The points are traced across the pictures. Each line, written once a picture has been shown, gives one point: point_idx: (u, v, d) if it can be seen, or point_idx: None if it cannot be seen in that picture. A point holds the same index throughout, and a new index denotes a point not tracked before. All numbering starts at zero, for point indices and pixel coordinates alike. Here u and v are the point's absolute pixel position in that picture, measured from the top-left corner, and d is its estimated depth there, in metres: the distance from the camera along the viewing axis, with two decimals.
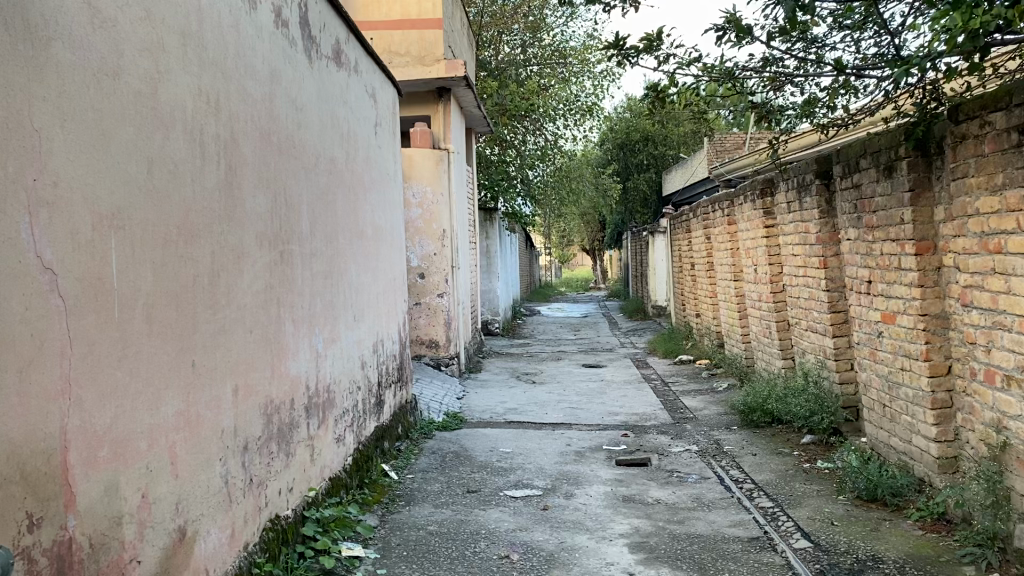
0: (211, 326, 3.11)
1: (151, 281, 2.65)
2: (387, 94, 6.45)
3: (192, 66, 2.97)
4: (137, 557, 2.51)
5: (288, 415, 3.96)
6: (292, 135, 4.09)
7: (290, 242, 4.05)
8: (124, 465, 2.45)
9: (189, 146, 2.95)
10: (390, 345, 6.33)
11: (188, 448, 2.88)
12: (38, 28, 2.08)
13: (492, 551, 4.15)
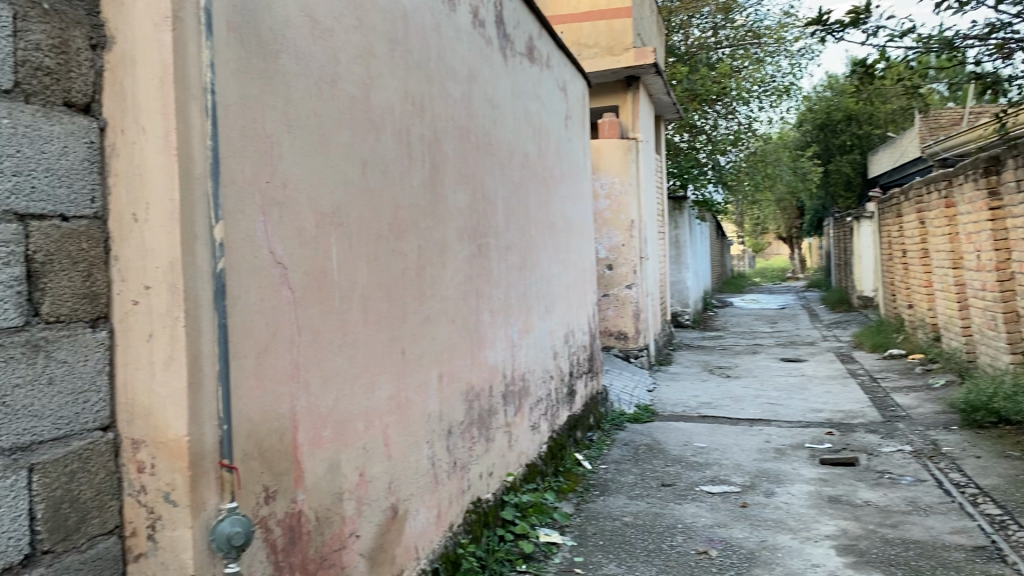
0: (418, 316, 3.27)
1: (365, 274, 2.83)
2: (577, 87, 6.49)
3: (399, 70, 3.13)
4: (356, 532, 2.70)
5: (488, 402, 4.09)
6: (489, 131, 4.22)
7: (488, 236, 4.18)
8: (344, 445, 2.64)
9: (398, 145, 3.11)
10: (582, 336, 6.38)
11: (400, 431, 3.05)
12: (268, 43, 2.27)
13: (690, 546, 4.08)
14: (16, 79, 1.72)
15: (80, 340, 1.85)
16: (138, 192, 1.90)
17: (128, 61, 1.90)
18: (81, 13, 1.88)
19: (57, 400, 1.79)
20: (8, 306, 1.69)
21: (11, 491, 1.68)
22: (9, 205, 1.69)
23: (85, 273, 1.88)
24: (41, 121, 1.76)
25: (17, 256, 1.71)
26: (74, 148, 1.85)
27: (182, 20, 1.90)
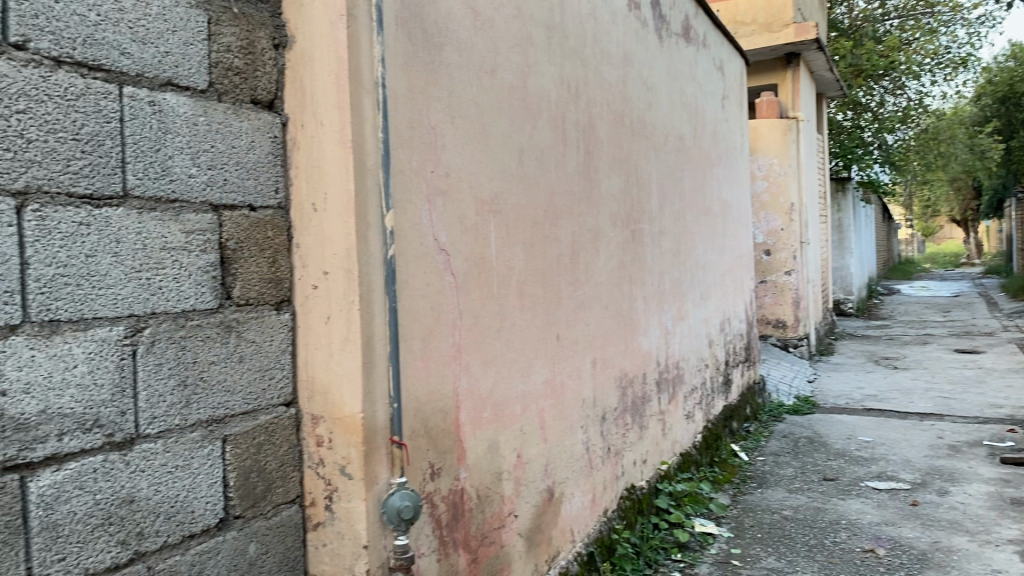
0: (572, 301, 3.29)
1: (522, 259, 2.87)
2: (734, 66, 6.29)
3: (556, 57, 3.15)
4: (515, 512, 2.76)
5: (642, 389, 4.07)
6: (643, 115, 4.17)
7: (641, 221, 4.14)
8: (503, 426, 2.70)
9: (554, 131, 3.13)
10: (738, 324, 6.22)
11: (555, 415, 3.09)
12: (433, 36, 2.34)
13: (855, 544, 3.91)
14: (210, 79, 1.86)
15: (266, 321, 1.99)
16: (318, 183, 2.02)
17: (307, 59, 2.02)
18: (265, 14, 2.01)
19: (247, 376, 1.93)
20: (205, 290, 1.84)
21: (209, 460, 1.83)
22: (205, 196, 1.84)
23: (270, 260, 2.01)
24: (232, 118, 1.90)
25: (213, 243, 1.86)
26: (260, 143, 1.98)
27: (355, 17, 2.00)
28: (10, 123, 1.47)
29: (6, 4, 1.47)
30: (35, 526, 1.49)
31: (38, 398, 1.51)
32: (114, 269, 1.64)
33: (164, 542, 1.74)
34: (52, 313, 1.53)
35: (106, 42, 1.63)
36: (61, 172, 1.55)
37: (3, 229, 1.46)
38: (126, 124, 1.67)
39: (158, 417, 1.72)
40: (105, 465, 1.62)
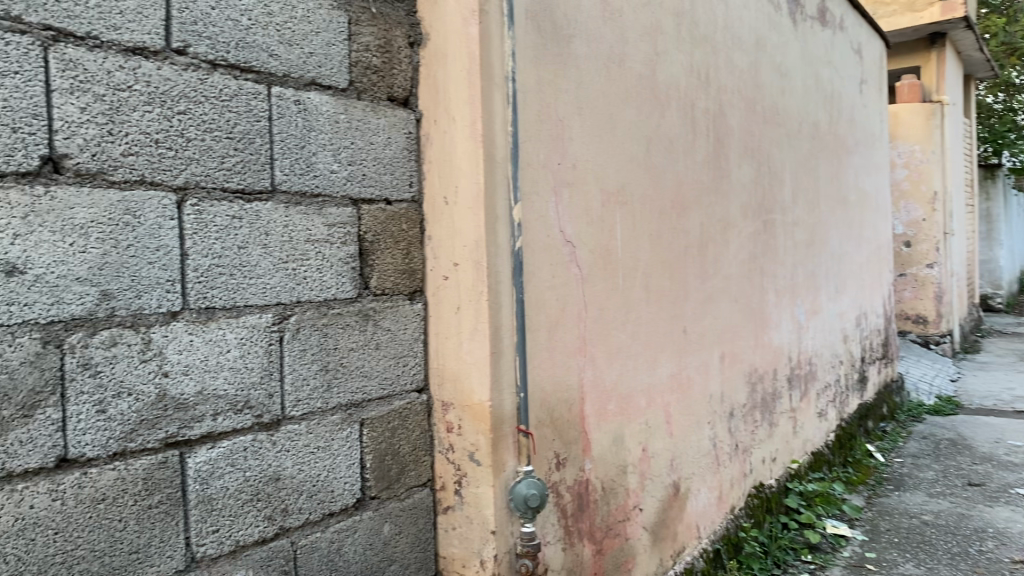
0: (699, 293, 3.24)
1: (649, 251, 2.85)
2: (874, 48, 6.00)
3: (685, 45, 3.10)
4: (640, 505, 2.75)
5: (772, 385, 3.96)
6: (776, 101, 4.04)
7: (774, 212, 4.02)
8: (628, 419, 2.70)
9: (683, 122, 3.09)
10: (875, 319, 5.95)
11: (681, 409, 3.06)
12: (562, 28, 2.35)
13: (1003, 553, 3.67)
14: (350, 78, 1.94)
15: (401, 311, 2.06)
16: (449, 176, 2.07)
17: (440, 56, 2.07)
18: (401, 14, 2.08)
19: (382, 363, 2.01)
20: (345, 280, 1.92)
21: (347, 442, 1.92)
22: (346, 190, 1.92)
23: (404, 251, 2.08)
24: (370, 115, 1.98)
25: (352, 235, 1.94)
26: (396, 139, 2.05)
27: (486, 13, 2.04)
28: (171, 123, 1.58)
29: (169, 12, 1.58)
30: (192, 499, 1.62)
31: (195, 379, 1.62)
32: (263, 260, 1.74)
33: (307, 519, 1.84)
34: (208, 300, 1.64)
35: (257, 45, 1.73)
36: (217, 169, 1.66)
37: (165, 222, 1.57)
38: (275, 122, 1.76)
39: (302, 399, 1.82)
40: (254, 444, 1.73)
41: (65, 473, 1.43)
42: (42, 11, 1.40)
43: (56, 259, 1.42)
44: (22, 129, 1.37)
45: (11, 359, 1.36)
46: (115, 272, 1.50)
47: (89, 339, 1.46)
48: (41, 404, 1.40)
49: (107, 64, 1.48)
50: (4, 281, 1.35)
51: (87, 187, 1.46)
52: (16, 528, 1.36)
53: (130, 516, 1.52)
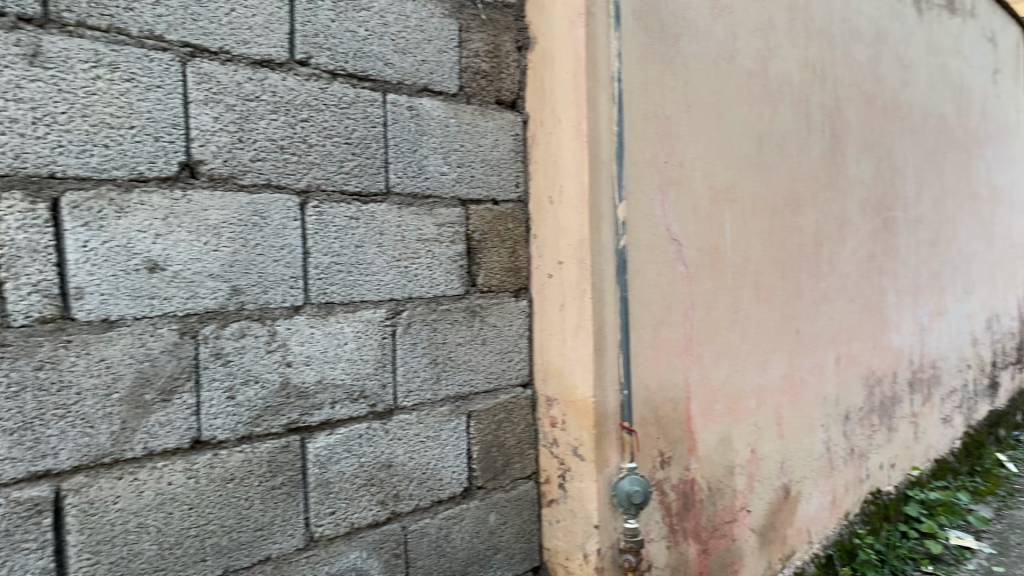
0: (814, 293, 3.16)
1: (760, 250, 2.81)
2: (1009, 35, 5.67)
3: (799, 39, 3.03)
4: (748, 507, 2.72)
5: (891, 388, 3.82)
6: (899, 94, 3.89)
7: (895, 208, 3.88)
8: (736, 419, 2.67)
9: (796, 118, 3.03)
10: (1009, 321, 5.62)
11: (793, 410, 3.00)
12: (670, 27, 2.36)
13: None
14: (460, 83, 2.01)
15: (506, 308, 2.12)
16: (555, 176, 2.11)
17: (547, 59, 2.12)
18: (510, 18, 2.14)
19: (489, 357, 2.08)
20: (453, 277, 2.00)
21: (455, 433, 2.00)
22: (455, 191, 1.99)
23: (511, 250, 2.14)
24: (479, 118, 2.05)
25: (461, 234, 2.01)
26: (503, 141, 2.11)
27: (593, 15, 2.07)
28: (295, 130, 1.69)
29: (293, 26, 1.68)
30: (311, 481, 1.73)
31: (316, 369, 1.73)
32: (378, 258, 1.84)
33: (417, 505, 1.93)
34: (327, 295, 1.75)
35: (372, 55, 1.82)
36: (336, 172, 1.76)
37: (290, 223, 1.68)
38: (389, 127, 1.85)
39: (413, 391, 1.91)
40: (369, 431, 1.83)
41: (199, 453, 1.56)
42: (182, 30, 1.52)
43: (193, 257, 1.55)
44: (163, 138, 1.50)
45: (154, 347, 1.50)
46: (244, 268, 1.62)
47: (221, 331, 1.58)
48: (179, 389, 1.53)
49: (237, 76, 1.60)
50: (148, 276, 1.49)
51: (220, 190, 1.58)
52: (156, 502, 1.50)
53: (256, 495, 1.64)
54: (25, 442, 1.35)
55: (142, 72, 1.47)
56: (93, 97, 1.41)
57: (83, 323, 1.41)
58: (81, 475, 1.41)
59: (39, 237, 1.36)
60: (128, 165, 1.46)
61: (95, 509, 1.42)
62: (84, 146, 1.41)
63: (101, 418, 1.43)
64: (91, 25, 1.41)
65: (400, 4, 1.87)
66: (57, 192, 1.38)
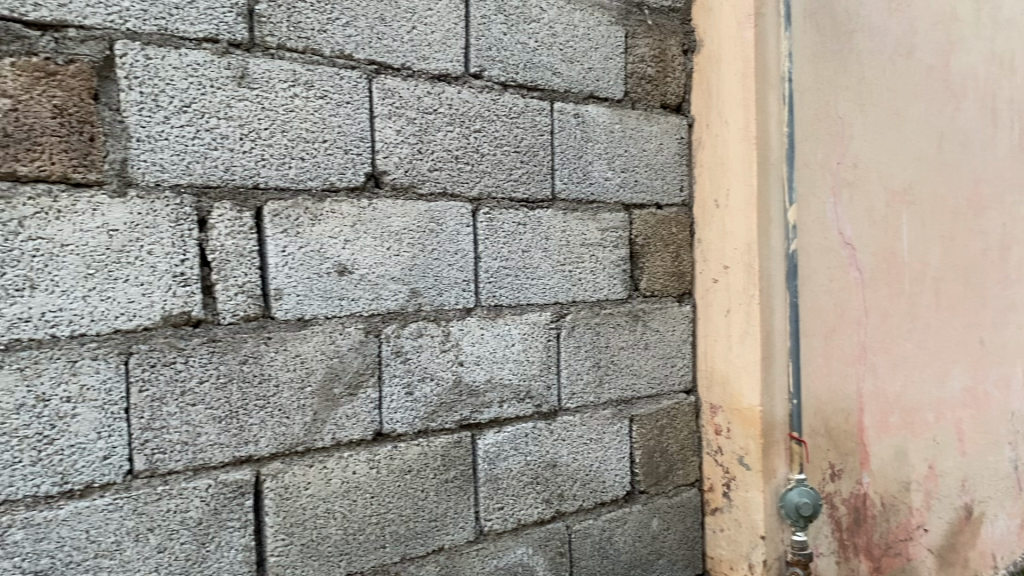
0: (1008, 299, 2.85)
1: (942, 255, 2.63)
2: None
3: (989, 27, 2.81)
4: (924, 526, 2.54)
5: None
6: None
7: None
8: (913, 434, 2.53)
9: (985, 110, 2.79)
10: None
11: (978, 426, 2.78)
12: (843, 25, 2.28)
13: None
14: (625, 89, 2.03)
15: (669, 312, 2.12)
16: (720, 180, 2.09)
17: (713, 61, 2.11)
18: (676, 22, 2.14)
19: (652, 362, 2.08)
20: (616, 282, 2.01)
21: (618, 436, 2.01)
22: (619, 196, 2.01)
23: (675, 254, 2.14)
24: (644, 123, 2.06)
25: (625, 239, 2.03)
26: (669, 145, 2.11)
27: (761, 16, 2.06)
28: (468, 140, 1.76)
29: (468, 41, 1.76)
30: (481, 477, 1.79)
31: (486, 368, 1.80)
32: (544, 262, 1.88)
33: (581, 505, 1.96)
34: (496, 298, 1.81)
35: (542, 65, 1.87)
36: (506, 180, 1.82)
37: (463, 229, 1.76)
38: (556, 135, 1.90)
39: (577, 393, 1.94)
40: (535, 431, 1.87)
41: (380, 444, 1.66)
42: (368, 49, 1.63)
43: (377, 261, 1.65)
44: (352, 150, 1.61)
45: (341, 345, 1.60)
46: (421, 272, 1.71)
47: (401, 331, 1.68)
48: (363, 384, 1.63)
49: (418, 91, 1.69)
50: (337, 279, 1.60)
51: (401, 199, 1.68)
52: (342, 489, 1.60)
53: (431, 487, 1.72)
54: (231, 429, 1.48)
55: (334, 90, 1.58)
56: (291, 114, 1.53)
57: (281, 321, 1.54)
58: (277, 461, 1.54)
59: (245, 242, 1.49)
60: (322, 176, 1.58)
61: (289, 493, 1.54)
62: (283, 159, 1.53)
63: (296, 409, 1.55)
64: (290, 48, 1.54)
65: (569, 14, 1.91)
66: (260, 202, 1.51)
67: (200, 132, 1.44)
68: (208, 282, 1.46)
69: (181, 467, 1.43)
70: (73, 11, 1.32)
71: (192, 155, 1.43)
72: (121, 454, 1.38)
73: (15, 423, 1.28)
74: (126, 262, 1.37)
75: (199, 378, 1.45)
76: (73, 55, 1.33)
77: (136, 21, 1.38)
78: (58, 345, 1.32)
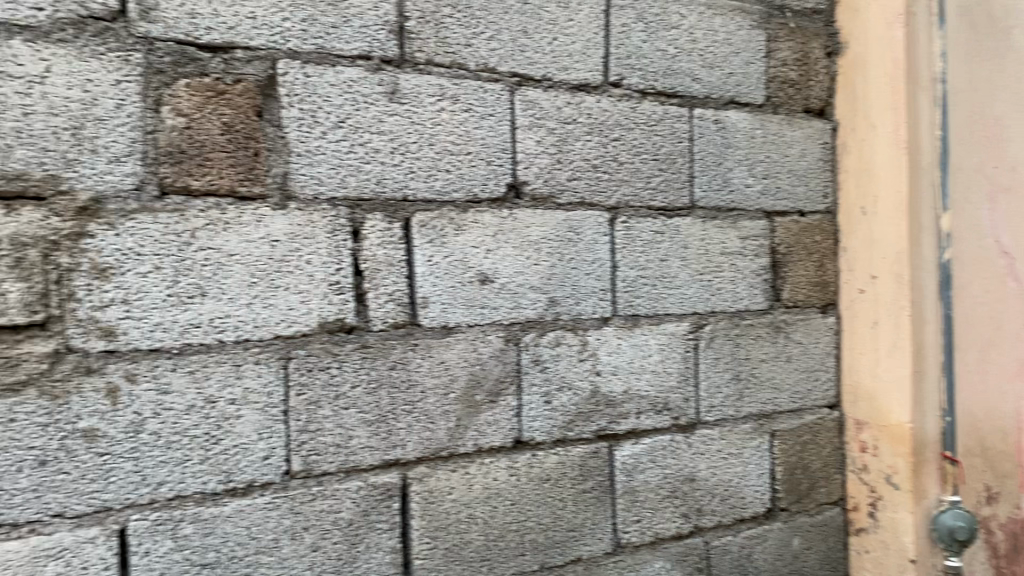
0: None
1: None
2: None
3: None
4: None
5: None
6: None
7: None
8: None
9: None
10: None
11: None
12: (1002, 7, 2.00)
13: None
14: (767, 93, 1.98)
15: (812, 324, 2.05)
16: (867, 186, 2.02)
17: (858, 63, 2.04)
18: (819, 24, 2.07)
19: (794, 376, 2.02)
20: (757, 292, 1.96)
21: (758, 451, 1.96)
22: (760, 203, 1.96)
23: (818, 263, 2.07)
24: (786, 128, 2.00)
25: (766, 247, 1.98)
26: (812, 150, 2.04)
27: (913, 15, 1.97)
28: (607, 149, 1.76)
29: (608, 50, 1.76)
30: (618, 488, 1.78)
31: (623, 379, 1.79)
32: (682, 272, 1.85)
33: (719, 521, 1.91)
34: (634, 308, 1.80)
35: (681, 72, 1.85)
36: (644, 188, 1.81)
37: (601, 238, 1.75)
38: (695, 142, 1.87)
39: (716, 406, 1.90)
40: (673, 443, 1.84)
41: (520, 452, 1.67)
42: (511, 61, 1.65)
43: (518, 270, 1.66)
44: (494, 161, 1.63)
45: (483, 353, 1.63)
46: (560, 281, 1.71)
47: (540, 339, 1.69)
48: (504, 392, 1.65)
49: (558, 101, 1.70)
50: (479, 288, 1.62)
51: (541, 209, 1.69)
52: (483, 496, 1.62)
53: (569, 497, 1.72)
54: (380, 434, 1.52)
55: (478, 102, 1.61)
56: (437, 127, 1.57)
57: (426, 329, 1.57)
58: (422, 465, 1.57)
59: (395, 252, 1.53)
60: (465, 187, 1.61)
61: (434, 498, 1.57)
62: (430, 171, 1.57)
63: (440, 415, 1.58)
64: (437, 63, 1.58)
65: (709, 19, 1.88)
66: (408, 214, 1.55)
67: (353, 146, 1.49)
68: (360, 291, 1.51)
69: (333, 468, 1.48)
70: (240, 33, 1.40)
71: (346, 169, 1.49)
72: (280, 454, 1.44)
73: (186, 423, 1.36)
74: (286, 271, 1.44)
75: (351, 383, 1.50)
76: (240, 75, 1.41)
77: (297, 41, 1.44)
78: (225, 349, 1.39)
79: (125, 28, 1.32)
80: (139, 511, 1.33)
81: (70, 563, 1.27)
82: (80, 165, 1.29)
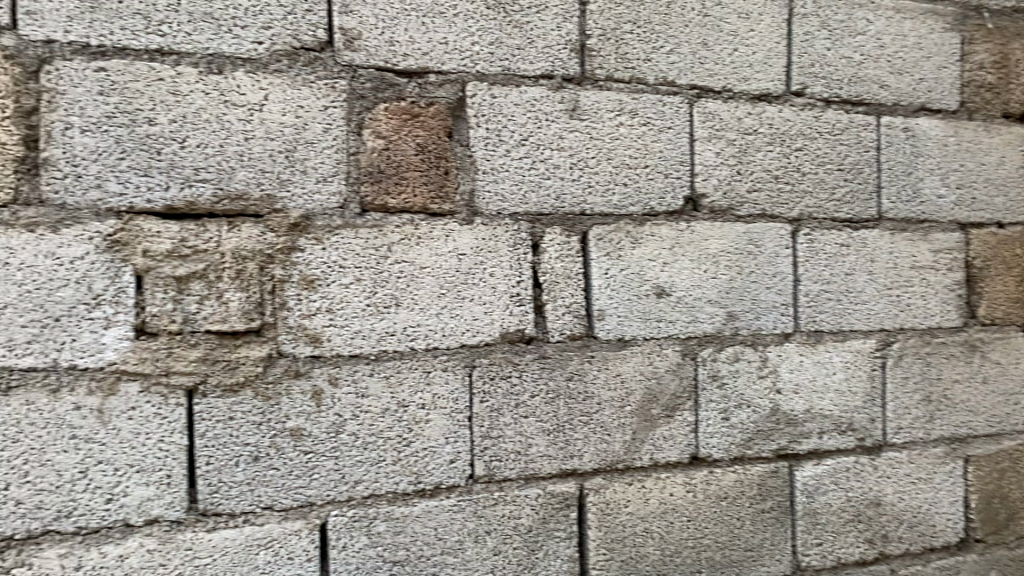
0: None
1: None
2: None
3: None
4: None
5: None
6: None
7: None
8: None
9: None
10: None
11: None
12: None
13: None
14: (961, 98, 1.88)
15: (1013, 342, 1.91)
16: None
17: None
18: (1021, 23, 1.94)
19: (991, 398, 1.89)
20: (950, 308, 1.86)
21: (951, 477, 1.85)
22: (953, 215, 1.86)
23: (1018, 278, 1.93)
24: (983, 135, 1.89)
25: (960, 261, 1.87)
26: (1012, 157, 1.91)
27: None
28: (789, 160, 1.72)
29: (790, 59, 1.72)
30: (798, 510, 1.73)
31: (805, 398, 1.73)
32: (868, 286, 1.78)
33: (907, 549, 1.81)
34: (816, 324, 1.74)
35: (868, 78, 1.79)
36: (828, 200, 1.75)
37: (782, 251, 1.71)
38: (882, 151, 1.80)
39: (904, 428, 1.81)
40: (857, 465, 1.77)
41: (697, 468, 1.65)
42: (691, 74, 1.65)
43: (695, 284, 1.65)
44: (672, 175, 1.64)
45: (660, 366, 1.63)
46: (739, 295, 1.68)
47: (718, 354, 1.67)
48: (680, 407, 1.64)
49: (738, 112, 1.68)
50: (656, 301, 1.62)
51: (719, 222, 1.67)
52: (660, 510, 1.62)
53: (747, 516, 1.69)
54: (558, 443, 1.56)
55: (657, 116, 1.62)
56: (616, 143, 1.59)
57: (603, 341, 1.59)
58: (599, 476, 1.59)
59: (573, 265, 1.56)
60: (642, 201, 1.62)
61: (611, 509, 1.58)
62: (608, 185, 1.59)
63: (617, 427, 1.60)
64: (617, 79, 1.60)
65: (898, 23, 1.81)
66: (586, 227, 1.58)
67: (536, 163, 1.54)
68: (540, 303, 1.55)
69: (514, 475, 1.53)
70: (433, 58, 1.47)
71: (529, 185, 1.53)
72: (465, 458, 1.50)
73: (381, 425, 1.44)
74: (472, 284, 1.50)
75: (531, 393, 1.54)
76: (433, 98, 1.48)
77: (485, 64, 1.51)
78: (417, 356, 1.47)
79: (333, 57, 1.42)
80: (339, 507, 1.42)
81: (278, 552, 1.38)
82: (293, 185, 1.40)
